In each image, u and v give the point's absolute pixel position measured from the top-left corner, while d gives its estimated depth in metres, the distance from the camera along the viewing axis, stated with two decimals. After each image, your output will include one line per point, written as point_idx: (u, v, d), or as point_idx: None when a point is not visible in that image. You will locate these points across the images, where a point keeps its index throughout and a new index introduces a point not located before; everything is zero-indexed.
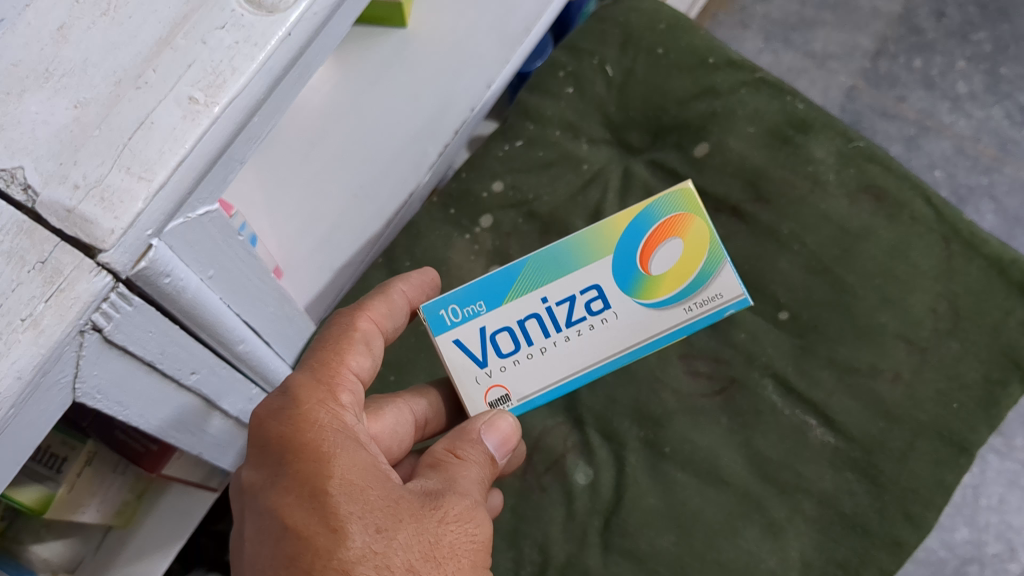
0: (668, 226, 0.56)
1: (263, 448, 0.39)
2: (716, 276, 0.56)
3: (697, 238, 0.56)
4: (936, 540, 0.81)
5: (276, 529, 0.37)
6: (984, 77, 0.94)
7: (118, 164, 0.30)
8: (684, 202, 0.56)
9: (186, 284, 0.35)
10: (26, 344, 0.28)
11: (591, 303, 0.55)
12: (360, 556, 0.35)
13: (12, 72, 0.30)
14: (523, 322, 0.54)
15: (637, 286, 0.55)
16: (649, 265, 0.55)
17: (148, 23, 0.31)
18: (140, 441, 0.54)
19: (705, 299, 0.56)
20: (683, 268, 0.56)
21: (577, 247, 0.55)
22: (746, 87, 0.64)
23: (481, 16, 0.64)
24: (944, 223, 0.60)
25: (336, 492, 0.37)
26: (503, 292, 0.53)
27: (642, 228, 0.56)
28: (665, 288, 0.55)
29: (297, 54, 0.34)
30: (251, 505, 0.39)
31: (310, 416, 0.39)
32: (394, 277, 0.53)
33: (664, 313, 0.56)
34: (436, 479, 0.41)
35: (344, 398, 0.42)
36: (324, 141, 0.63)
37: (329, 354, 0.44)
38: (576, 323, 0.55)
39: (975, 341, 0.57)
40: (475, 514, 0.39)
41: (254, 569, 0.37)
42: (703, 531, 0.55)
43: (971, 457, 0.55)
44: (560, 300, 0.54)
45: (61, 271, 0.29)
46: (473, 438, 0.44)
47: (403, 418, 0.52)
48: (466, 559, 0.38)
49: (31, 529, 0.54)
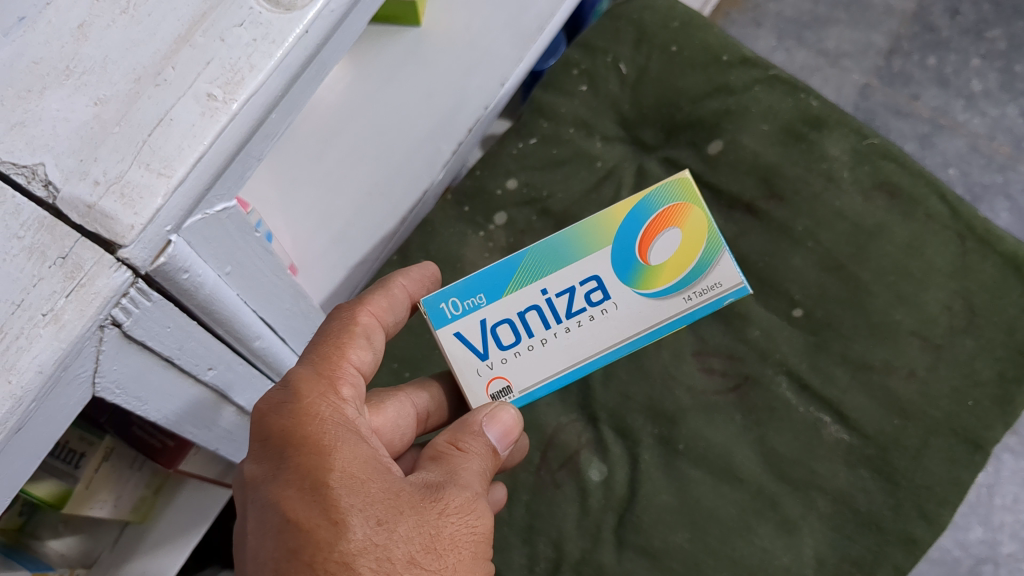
0: (667, 215, 0.55)
1: (264, 442, 0.39)
2: (714, 265, 0.55)
3: (696, 227, 0.55)
4: (950, 540, 0.81)
5: (277, 522, 0.37)
6: (999, 75, 0.93)
7: (138, 161, 0.30)
8: (681, 192, 0.55)
9: (204, 280, 0.36)
10: (47, 339, 0.29)
11: (590, 294, 0.53)
12: (361, 548, 0.36)
13: (33, 69, 0.31)
14: (523, 314, 0.52)
15: (636, 276, 0.54)
16: (647, 254, 0.54)
17: (166, 20, 0.32)
18: (156, 437, 0.55)
19: (705, 287, 0.55)
20: (682, 257, 0.54)
21: (575, 238, 0.54)
22: (759, 84, 0.64)
23: (494, 14, 0.65)
24: (959, 220, 0.60)
25: (337, 485, 0.37)
26: (502, 284, 0.52)
27: (641, 217, 0.54)
28: (665, 276, 0.54)
29: (314, 51, 0.34)
30: (253, 498, 0.39)
31: (311, 409, 0.39)
32: (395, 271, 0.53)
33: (665, 302, 0.54)
34: (437, 472, 0.41)
35: (346, 392, 0.42)
36: (337, 139, 0.64)
37: (330, 347, 0.44)
38: (576, 315, 0.53)
39: (990, 338, 0.57)
40: (476, 506, 0.40)
41: (257, 561, 0.37)
42: (717, 528, 0.55)
43: (985, 455, 0.55)
44: (560, 292, 0.53)
45: (82, 266, 0.29)
46: (474, 430, 0.44)
47: (405, 411, 0.53)
48: (466, 551, 0.38)
49: (49, 524, 0.57)
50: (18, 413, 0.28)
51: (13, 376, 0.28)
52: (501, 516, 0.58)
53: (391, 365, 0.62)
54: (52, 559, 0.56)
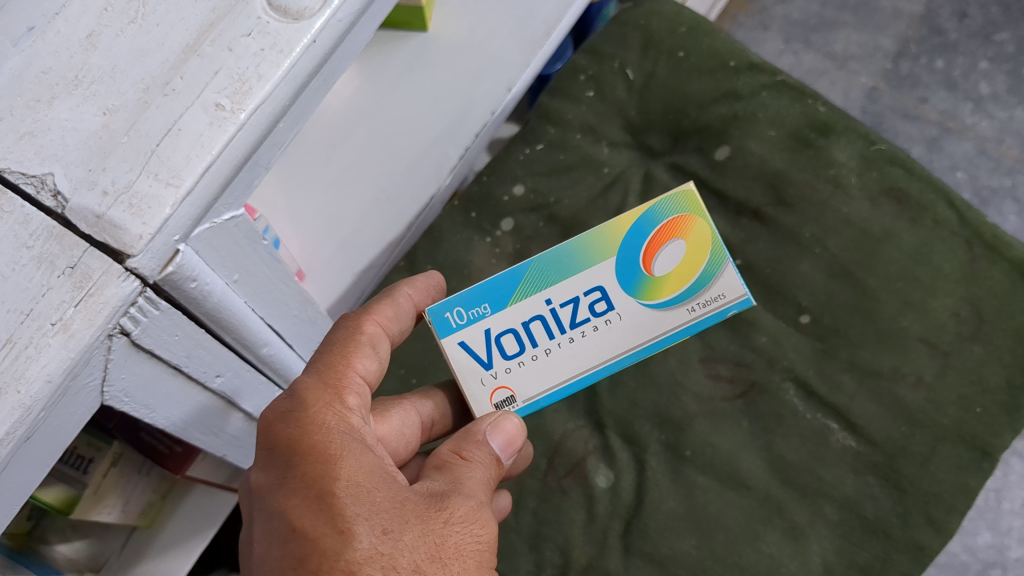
0: (671, 227, 0.54)
1: (271, 451, 0.40)
2: (718, 277, 0.55)
3: (700, 239, 0.55)
4: (958, 544, 0.80)
5: (283, 531, 0.37)
6: (1007, 77, 0.93)
7: (147, 170, 0.30)
8: (686, 204, 0.55)
9: (212, 288, 0.36)
10: (56, 348, 0.29)
11: (594, 304, 0.53)
12: (367, 556, 0.35)
13: (42, 79, 0.31)
14: (528, 324, 0.52)
15: (640, 287, 0.53)
16: (652, 266, 0.54)
17: (175, 30, 0.32)
18: (163, 443, 0.55)
19: (708, 299, 0.55)
20: (686, 268, 0.54)
21: (580, 248, 0.53)
22: (767, 90, 0.64)
23: (501, 20, 0.64)
24: (967, 227, 0.59)
25: (343, 493, 0.37)
26: (507, 294, 0.52)
27: (645, 229, 0.54)
28: (668, 288, 0.54)
29: (322, 60, 0.34)
30: (259, 507, 0.39)
31: (316, 418, 0.40)
32: (399, 280, 0.53)
33: (668, 313, 0.54)
34: (442, 481, 0.41)
35: (352, 401, 0.42)
36: (345, 145, 0.64)
37: (335, 356, 0.44)
38: (580, 325, 0.53)
39: (998, 345, 0.57)
40: (481, 514, 0.39)
41: (263, 570, 0.37)
42: (724, 536, 0.55)
43: (994, 462, 0.54)
44: (564, 302, 0.53)
45: (91, 275, 0.29)
46: (478, 439, 0.44)
47: (410, 419, 0.53)
48: (471, 559, 0.38)
49: (57, 529, 0.57)
50: (27, 423, 0.28)
51: (22, 385, 0.28)
52: (507, 523, 0.57)
53: (397, 372, 0.62)
54: (59, 563, 0.56)
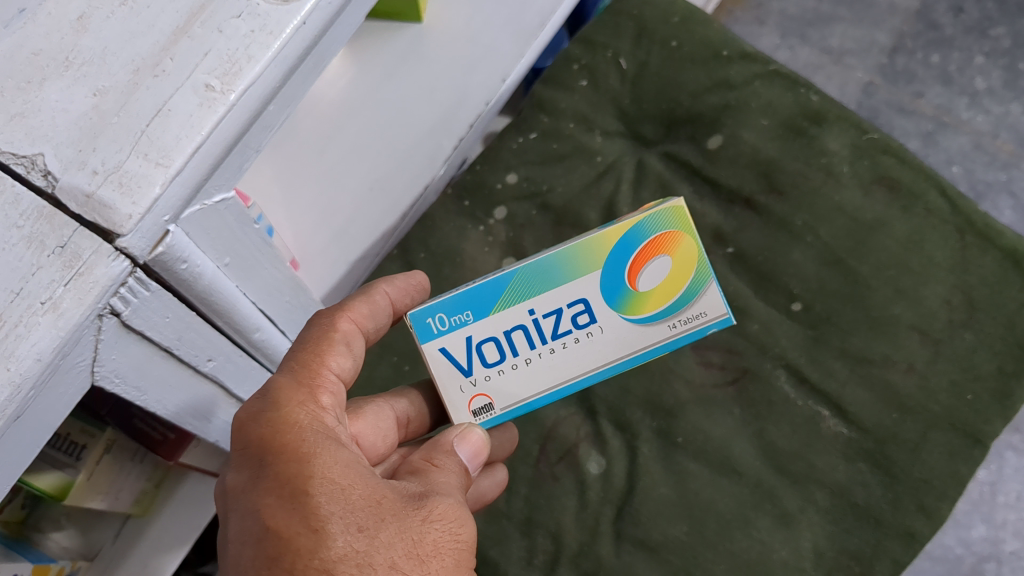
0: (658, 243, 0.50)
1: (244, 450, 0.40)
2: (701, 294, 0.50)
3: (686, 257, 0.50)
4: (952, 537, 0.80)
5: (257, 530, 0.37)
6: (1003, 72, 0.93)
7: (136, 151, 0.30)
8: (675, 220, 0.50)
9: (204, 270, 0.36)
10: (45, 327, 0.29)
11: (577, 316, 0.49)
12: (342, 555, 0.35)
13: (32, 61, 0.31)
14: (509, 333, 0.48)
15: (623, 301, 0.49)
16: (637, 280, 0.49)
17: (165, 12, 0.32)
18: (157, 429, 0.56)
19: (690, 316, 0.50)
20: (671, 285, 0.50)
21: (570, 257, 0.49)
22: (759, 79, 0.64)
23: (496, 10, 0.65)
24: (959, 215, 0.59)
25: (317, 492, 0.37)
26: (490, 300, 0.48)
27: (632, 244, 0.49)
28: (652, 304, 0.49)
29: (311, 43, 0.34)
30: (235, 506, 0.39)
31: (290, 417, 0.40)
32: (380, 279, 0.53)
33: (649, 329, 0.50)
34: (416, 483, 0.41)
35: (325, 400, 0.42)
36: (340, 135, 0.64)
37: (309, 355, 0.44)
38: (562, 336, 0.49)
39: (990, 332, 0.57)
40: (460, 514, 0.40)
41: (237, 570, 0.37)
42: (715, 522, 0.55)
43: (984, 449, 0.54)
44: (547, 313, 0.48)
45: (81, 255, 0.30)
46: (448, 449, 0.44)
47: (385, 414, 0.53)
48: (449, 558, 0.37)
49: (52, 517, 0.56)
50: (17, 401, 0.28)
51: (12, 363, 0.28)
52: (500, 509, 0.57)
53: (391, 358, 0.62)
54: (54, 551, 0.55)
